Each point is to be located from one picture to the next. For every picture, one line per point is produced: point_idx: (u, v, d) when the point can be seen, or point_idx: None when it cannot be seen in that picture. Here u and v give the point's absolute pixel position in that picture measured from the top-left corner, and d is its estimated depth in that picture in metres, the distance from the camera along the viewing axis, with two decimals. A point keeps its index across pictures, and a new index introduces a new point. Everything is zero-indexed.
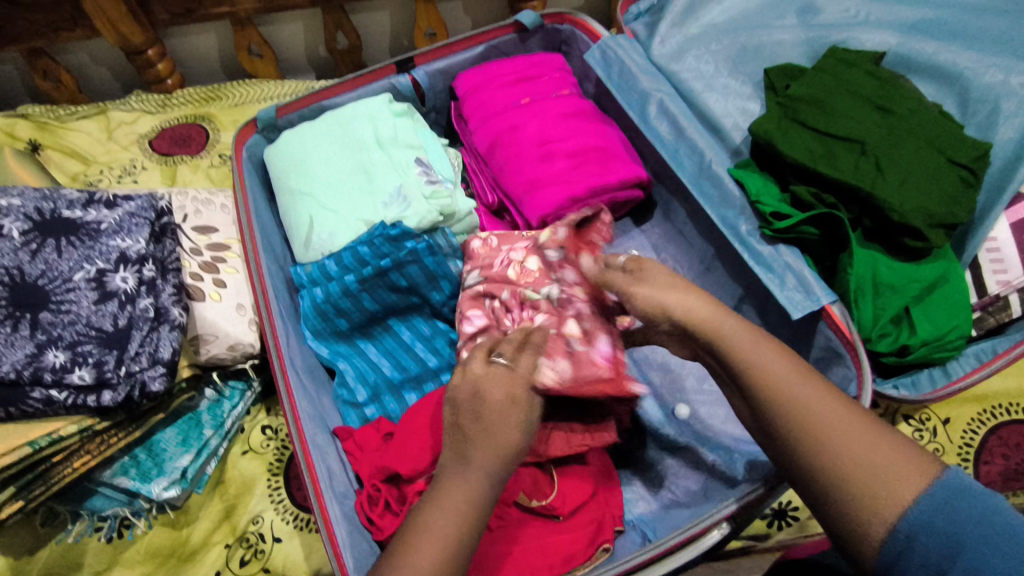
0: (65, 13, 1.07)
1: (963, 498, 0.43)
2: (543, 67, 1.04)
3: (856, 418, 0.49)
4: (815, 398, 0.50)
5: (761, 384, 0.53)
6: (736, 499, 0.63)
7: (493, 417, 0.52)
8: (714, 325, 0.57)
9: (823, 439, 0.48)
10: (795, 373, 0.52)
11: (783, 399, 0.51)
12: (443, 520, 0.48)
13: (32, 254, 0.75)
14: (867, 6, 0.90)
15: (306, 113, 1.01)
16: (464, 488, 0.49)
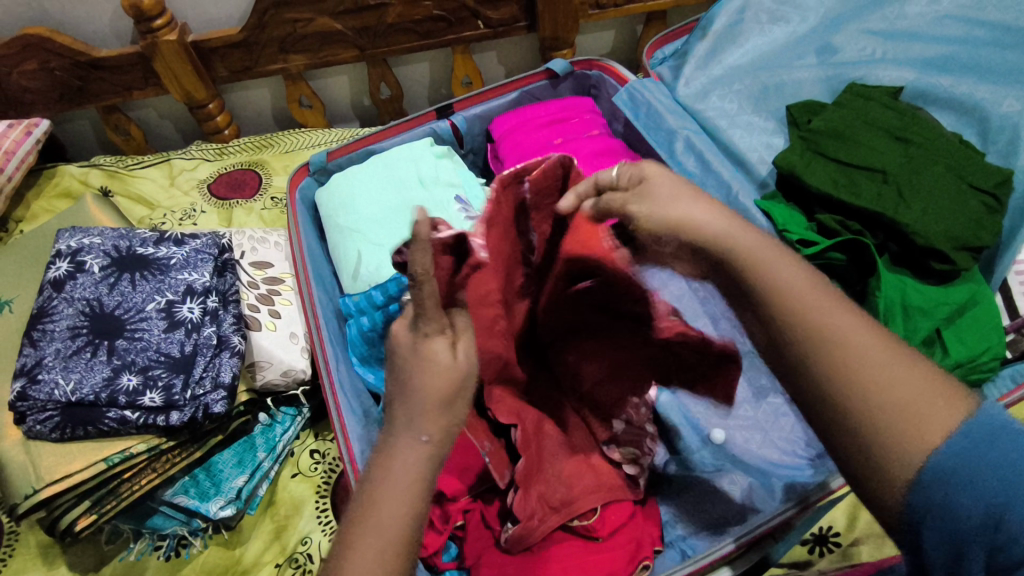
0: (138, 73, 1.18)
1: (989, 434, 0.37)
2: (574, 110, 1.11)
3: (879, 341, 0.43)
4: (837, 315, 0.45)
5: (778, 298, 0.46)
6: (733, 539, 0.66)
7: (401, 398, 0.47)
8: (727, 235, 0.50)
9: (852, 359, 0.42)
10: (815, 291, 0.46)
11: (807, 316, 0.45)
12: (385, 501, 0.44)
13: (110, 287, 0.83)
14: (883, 45, 0.94)
15: (354, 156, 1.09)
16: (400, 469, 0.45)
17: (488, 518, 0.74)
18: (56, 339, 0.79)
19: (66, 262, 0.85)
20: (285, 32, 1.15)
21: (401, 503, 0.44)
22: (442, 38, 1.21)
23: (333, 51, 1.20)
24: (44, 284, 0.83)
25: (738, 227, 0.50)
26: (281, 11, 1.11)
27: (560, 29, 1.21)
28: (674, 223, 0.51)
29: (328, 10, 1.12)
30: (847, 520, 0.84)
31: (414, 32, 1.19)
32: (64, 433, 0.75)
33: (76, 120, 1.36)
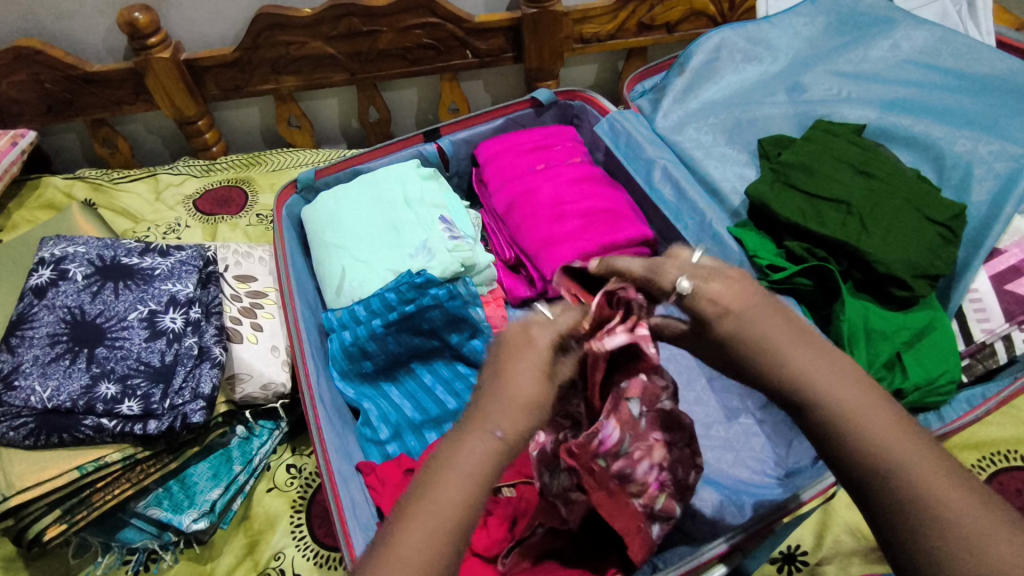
0: (129, 89, 1.20)
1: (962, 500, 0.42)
2: (556, 138, 1.15)
3: (928, 459, 0.41)
4: (926, 465, 0.41)
5: (850, 435, 0.43)
6: (727, 537, 0.66)
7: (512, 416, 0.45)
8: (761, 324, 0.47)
9: (913, 498, 0.40)
10: (863, 392, 0.44)
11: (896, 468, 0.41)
12: (440, 527, 0.42)
13: (92, 295, 0.83)
14: (848, 86, 1.01)
15: (341, 176, 1.11)
16: (441, 523, 0.42)
17: None
18: (36, 345, 0.79)
19: (49, 269, 0.85)
20: (278, 54, 1.18)
21: (441, 529, 0.42)
22: (431, 66, 1.25)
23: (324, 74, 1.23)
24: (25, 291, 0.84)
25: (775, 318, 0.47)
26: (275, 34, 1.14)
27: (546, 61, 1.25)
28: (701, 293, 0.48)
29: (321, 35, 1.16)
30: (814, 539, 0.85)
31: (404, 58, 1.23)
32: (38, 440, 0.74)
33: (64, 133, 1.37)
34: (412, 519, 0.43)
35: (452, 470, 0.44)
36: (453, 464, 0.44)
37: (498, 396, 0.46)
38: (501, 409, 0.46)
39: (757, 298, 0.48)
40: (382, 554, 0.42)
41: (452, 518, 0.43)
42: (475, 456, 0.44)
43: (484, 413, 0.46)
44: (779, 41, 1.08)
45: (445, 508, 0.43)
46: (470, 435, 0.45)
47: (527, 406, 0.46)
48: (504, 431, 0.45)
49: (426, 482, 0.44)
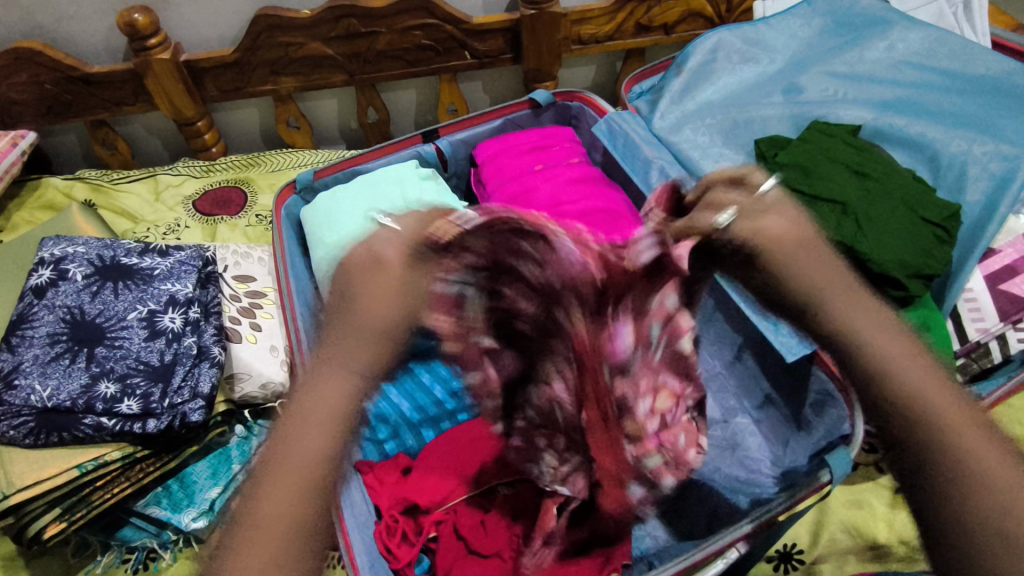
0: (128, 89, 1.20)
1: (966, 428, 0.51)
2: (554, 138, 1.16)
3: (950, 402, 0.50)
4: (947, 405, 0.50)
5: (882, 380, 0.51)
6: (751, 520, 0.66)
7: (365, 345, 0.50)
8: (812, 269, 0.53)
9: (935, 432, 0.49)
10: (898, 343, 0.52)
11: (917, 397, 0.50)
12: (304, 453, 0.47)
13: (92, 295, 0.84)
14: (844, 86, 1.01)
15: (340, 176, 1.11)
16: (305, 450, 0.47)
17: (461, 529, 0.74)
18: (35, 344, 0.79)
19: (49, 269, 0.86)
20: (277, 55, 1.18)
21: (305, 453, 0.47)
22: (430, 66, 1.25)
23: (323, 75, 1.24)
24: (25, 291, 0.84)
25: (829, 272, 0.53)
26: (275, 35, 1.15)
27: (544, 62, 1.26)
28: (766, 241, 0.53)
29: (320, 35, 1.16)
30: (810, 537, 0.86)
31: (402, 59, 1.24)
32: (38, 440, 0.75)
33: (63, 133, 1.38)
34: (280, 449, 0.48)
35: (308, 409, 0.48)
36: (308, 402, 0.48)
37: (358, 326, 0.50)
38: (357, 342, 0.50)
39: (810, 248, 0.54)
40: (254, 494, 0.46)
41: (318, 446, 0.47)
42: (336, 386, 0.49)
43: (341, 353, 0.50)
44: (776, 42, 1.09)
45: (314, 441, 0.47)
46: (319, 374, 0.49)
47: (377, 338, 0.50)
48: (354, 365, 0.49)
49: (285, 424, 0.48)
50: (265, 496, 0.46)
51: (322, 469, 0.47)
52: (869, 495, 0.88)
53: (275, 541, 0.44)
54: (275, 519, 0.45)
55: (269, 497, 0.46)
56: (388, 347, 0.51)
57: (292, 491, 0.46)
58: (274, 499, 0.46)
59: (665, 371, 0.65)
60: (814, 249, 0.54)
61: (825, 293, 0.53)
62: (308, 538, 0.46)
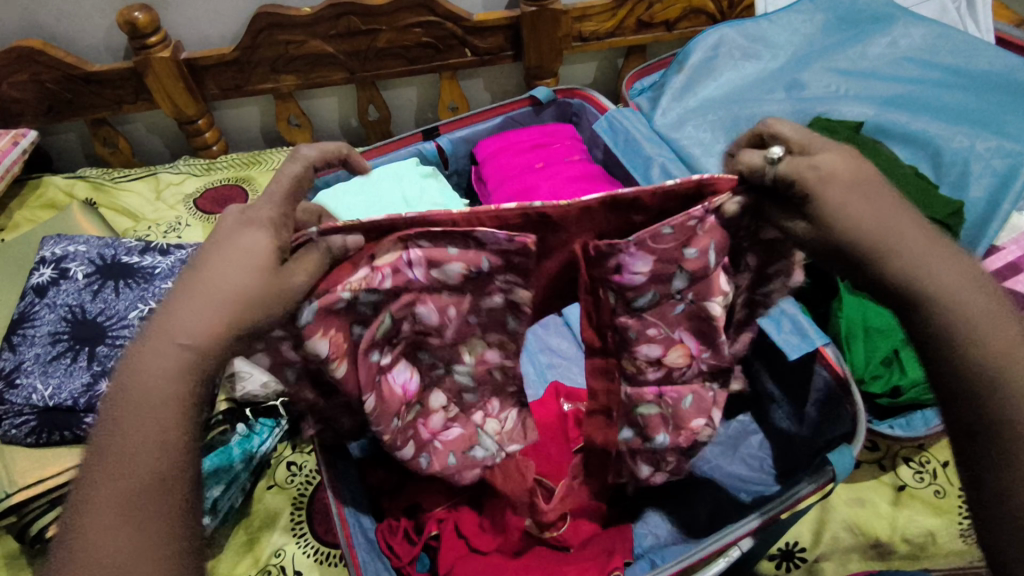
0: (129, 88, 1.20)
1: None
2: (555, 136, 1.16)
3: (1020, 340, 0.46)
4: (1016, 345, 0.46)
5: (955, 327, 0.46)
6: (759, 514, 0.66)
7: (207, 313, 0.45)
8: (865, 212, 0.46)
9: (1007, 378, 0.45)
10: (966, 279, 0.47)
11: (1000, 360, 0.45)
12: (136, 434, 0.43)
13: (93, 294, 0.84)
14: (846, 83, 1.01)
15: (344, 175, 1.12)
16: (138, 432, 0.43)
17: (461, 527, 0.73)
18: (37, 344, 0.79)
19: (50, 269, 0.86)
20: (277, 53, 1.18)
21: (142, 435, 0.43)
22: (430, 64, 1.25)
23: (323, 73, 1.23)
24: (27, 290, 0.84)
25: (886, 209, 0.47)
26: (275, 32, 1.15)
27: (545, 59, 1.25)
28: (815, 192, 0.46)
29: (320, 33, 1.16)
30: (812, 535, 0.85)
31: (403, 57, 1.23)
32: (40, 438, 0.75)
33: (65, 133, 1.38)
34: (111, 431, 0.44)
35: (136, 399, 0.44)
36: (132, 392, 0.44)
37: (205, 291, 0.46)
38: (200, 309, 0.45)
39: (860, 188, 0.47)
40: (90, 480, 0.43)
41: (154, 427, 0.44)
42: (175, 359, 0.45)
43: (177, 322, 0.45)
44: (778, 39, 1.08)
45: (149, 422, 0.44)
46: (143, 359, 0.45)
47: (208, 307, 0.45)
48: (180, 341, 0.45)
49: (112, 419, 0.44)
50: (96, 484, 0.42)
51: (163, 453, 0.44)
52: (872, 493, 0.87)
53: (116, 543, 0.41)
54: (106, 510, 0.42)
55: (103, 487, 0.42)
56: (223, 313, 0.45)
57: (124, 479, 0.42)
58: (106, 489, 0.42)
59: (684, 327, 0.60)
60: (860, 179, 0.47)
61: (898, 245, 0.46)
62: (158, 531, 0.43)
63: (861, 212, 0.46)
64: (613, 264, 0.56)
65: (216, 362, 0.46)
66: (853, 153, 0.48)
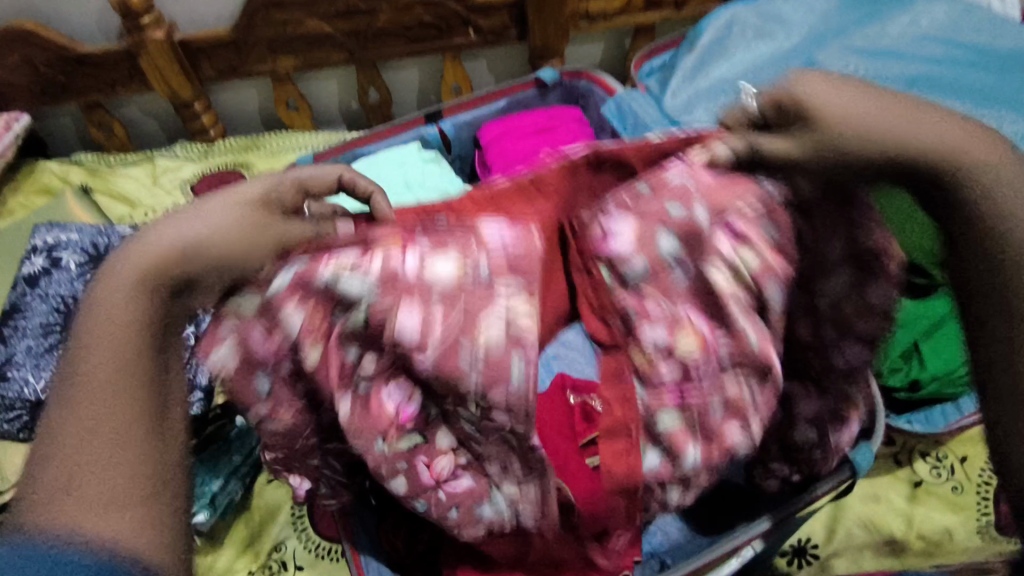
0: (123, 70, 1.17)
1: None
2: (562, 119, 1.12)
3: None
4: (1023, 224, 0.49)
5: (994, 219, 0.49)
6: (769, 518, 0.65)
7: (189, 229, 0.48)
8: (865, 106, 0.48)
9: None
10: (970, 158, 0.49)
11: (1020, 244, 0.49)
12: (110, 349, 0.44)
13: (86, 284, 0.81)
14: (865, 62, 0.97)
15: (342, 158, 1.08)
16: (114, 347, 0.44)
17: None
18: (28, 337, 0.77)
19: (42, 258, 0.83)
20: (275, 33, 1.15)
21: (113, 346, 0.44)
22: (433, 45, 1.21)
23: (322, 54, 1.20)
24: (17, 280, 0.82)
25: (888, 100, 0.49)
26: (271, 12, 1.11)
27: (550, 39, 1.21)
28: (818, 100, 0.48)
29: (319, 13, 1.13)
30: (825, 532, 0.83)
31: (404, 37, 1.19)
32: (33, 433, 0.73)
33: (59, 116, 1.35)
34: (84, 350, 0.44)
35: (105, 318, 0.45)
36: (108, 309, 0.45)
37: (196, 217, 0.49)
38: (186, 228, 0.48)
39: (855, 89, 0.49)
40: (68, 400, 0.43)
41: (131, 338, 0.45)
42: (148, 274, 0.46)
43: (151, 242, 0.47)
44: (793, 17, 1.04)
45: (121, 338, 0.44)
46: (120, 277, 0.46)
47: (190, 224, 0.48)
48: (173, 255, 0.47)
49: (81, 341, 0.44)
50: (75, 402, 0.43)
51: (145, 361, 0.45)
52: (887, 489, 0.85)
53: (97, 450, 0.42)
54: (91, 419, 0.42)
55: (83, 401, 0.43)
56: (200, 232, 0.48)
57: (110, 390, 0.43)
58: (87, 402, 0.43)
59: (686, 303, 0.59)
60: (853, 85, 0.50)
61: (905, 137, 0.48)
62: (141, 438, 0.43)
63: (856, 102, 0.48)
64: (599, 233, 0.60)
65: (191, 280, 0.48)
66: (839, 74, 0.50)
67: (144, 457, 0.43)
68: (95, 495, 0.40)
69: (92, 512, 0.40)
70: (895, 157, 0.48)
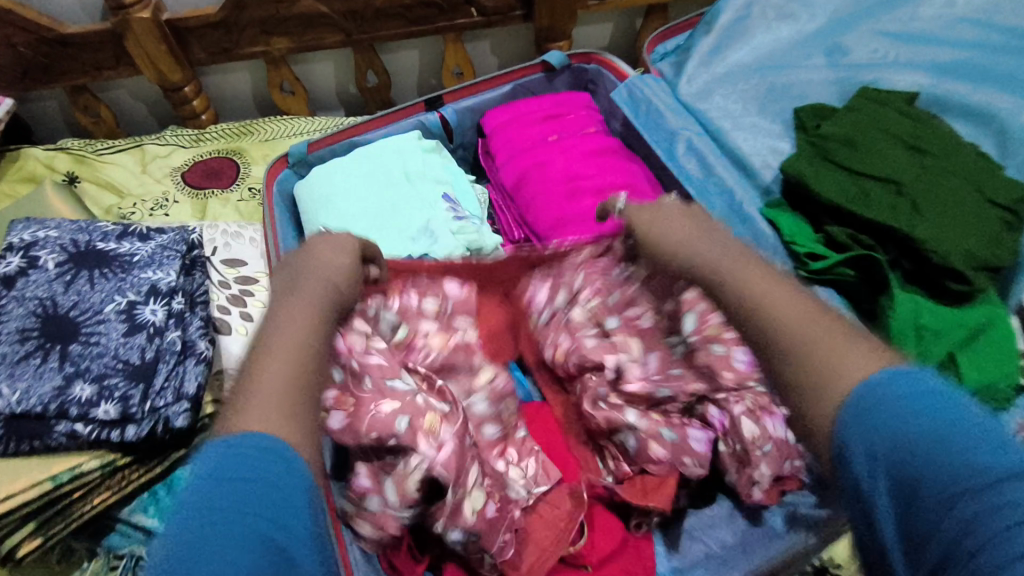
0: (109, 52, 1.11)
1: (900, 380, 0.45)
2: (570, 105, 1.06)
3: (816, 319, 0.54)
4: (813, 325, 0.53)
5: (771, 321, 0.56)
6: None
7: (339, 268, 0.66)
8: (675, 231, 0.70)
9: (804, 348, 0.52)
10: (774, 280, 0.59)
11: (800, 338, 0.53)
12: (296, 325, 0.58)
13: (65, 285, 0.76)
14: (897, 47, 0.90)
15: (338, 148, 1.03)
16: (297, 326, 0.57)
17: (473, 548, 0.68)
18: (2, 342, 0.72)
19: (18, 257, 0.78)
20: (267, 12, 1.08)
21: (294, 322, 0.58)
22: (433, 25, 1.15)
23: (317, 35, 1.13)
24: None
25: (698, 236, 0.68)
26: None
27: (557, 19, 1.14)
28: (650, 235, 0.72)
29: None
30: None
31: (403, 17, 1.13)
32: (8, 448, 0.68)
33: (43, 100, 1.29)
34: (275, 324, 0.58)
35: (293, 307, 0.59)
36: (300, 303, 0.60)
37: (330, 260, 0.67)
38: (337, 262, 0.67)
39: (681, 221, 0.71)
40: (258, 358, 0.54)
41: (304, 323, 0.58)
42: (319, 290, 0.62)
43: (312, 271, 0.65)
44: None
45: (300, 322, 0.58)
46: (309, 282, 0.63)
47: (332, 268, 0.66)
48: (331, 283, 0.64)
49: (275, 320, 0.58)
50: (268, 355, 0.54)
51: (315, 341, 0.58)
52: None
53: (270, 385, 0.52)
54: (272, 370, 0.53)
55: (271, 354, 0.54)
56: (341, 274, 0.66)
57: (291, 350, 0.55)
58: (275, 354, 0.54)
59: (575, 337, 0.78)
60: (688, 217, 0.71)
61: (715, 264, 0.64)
62: (296, 383, 0.53)
63: (675, 231, 0.70)
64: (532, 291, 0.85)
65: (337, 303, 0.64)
66: (691, 211, 0.72)
67: (299, 400, 0.52)
68: (278, 415, 0.49)
69: (263, 416, 0.49)
70: (679, 264, 0.68)
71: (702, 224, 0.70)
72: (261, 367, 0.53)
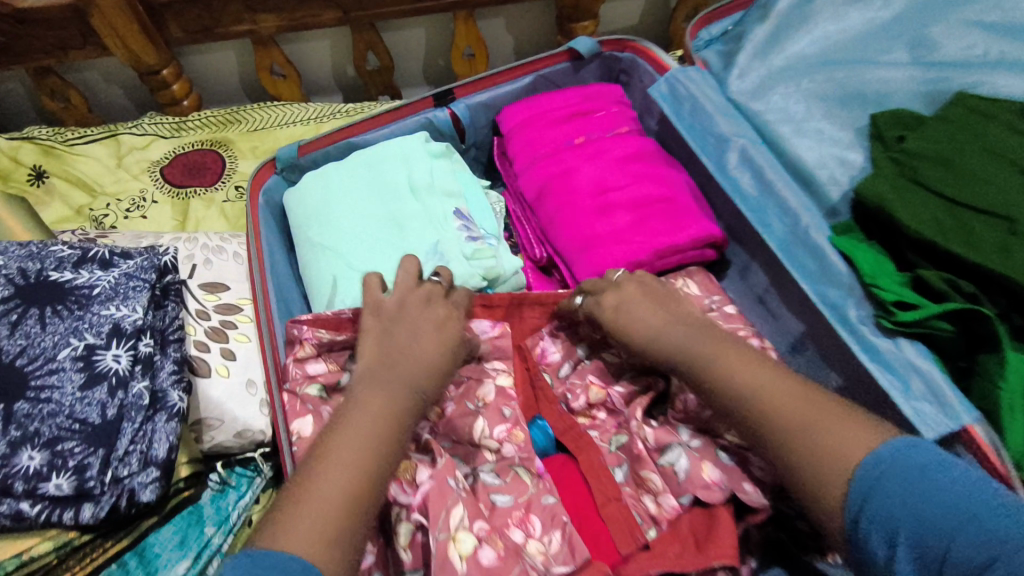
0: (74, 30, 0.96)
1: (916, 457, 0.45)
2: (599, 101, 0.92)
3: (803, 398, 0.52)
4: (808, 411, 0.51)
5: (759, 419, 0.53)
6: None
7: (431, 350, 0.61)
8: (636, 309, 0.66)
9: (797, 437, 0.50)
10: (746, 363, 0.56)
11: (786, 425, 0.51)
12: (367, 416, 0.53)
13: (12, 327, 0.64)
14: (996, 42, 0.76)
15: (334, 151, 0.89)
16: (370, 420, 0.53)
17: None
18: None
19: None
20: None
21: (367, 417, 0.53)
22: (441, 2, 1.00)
23: (310, 12, 0.99)
24: None
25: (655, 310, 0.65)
26: None
27: None
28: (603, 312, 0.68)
29: None
30: None
31: None
32: None
33: (5, 82, 1.15)
34: (348, 416, 0.53)
35: (370, 396, 0.55)
36: (377, 394, 0.55)
37: (416, 337, 0.61)
38: (426, 339, 0.61)
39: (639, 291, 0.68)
40: (319, 455, 0.50)
41: (377, 418, 0.53)
42: (404, 380, 0.57)
43: (398, 354, 0.59)
44: None
45: (377, 417, 0.53)
46: (404, 364, 0.58)
47: (416, 346, 0.60)
48: (421, 368, 0.59)
49: (345, 412, 0.54)
50: (329, 454, 0.50)
51: (389, 439, 0.53)
52: None
53: (330, 484, 0.48)
54: (337, 475, 0.48)
55: (337, 450, 0.50)
56: (432, 357, 0.60)
57: (359, 450, 0.50)
58: (336, 451, 0.50)
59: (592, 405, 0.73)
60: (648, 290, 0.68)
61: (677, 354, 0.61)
62: (356, 486, 0.49)
63: (636, 310, 0.66)
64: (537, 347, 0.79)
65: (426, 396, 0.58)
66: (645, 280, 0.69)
67: (358, 510, 0.48)
68: (330, 526, 0.46)
69: (307, 522, 0.45)
70: (644, 353, 0.64)
71: (659, 295, 0.68)
72: (321, 467, 0.49)
